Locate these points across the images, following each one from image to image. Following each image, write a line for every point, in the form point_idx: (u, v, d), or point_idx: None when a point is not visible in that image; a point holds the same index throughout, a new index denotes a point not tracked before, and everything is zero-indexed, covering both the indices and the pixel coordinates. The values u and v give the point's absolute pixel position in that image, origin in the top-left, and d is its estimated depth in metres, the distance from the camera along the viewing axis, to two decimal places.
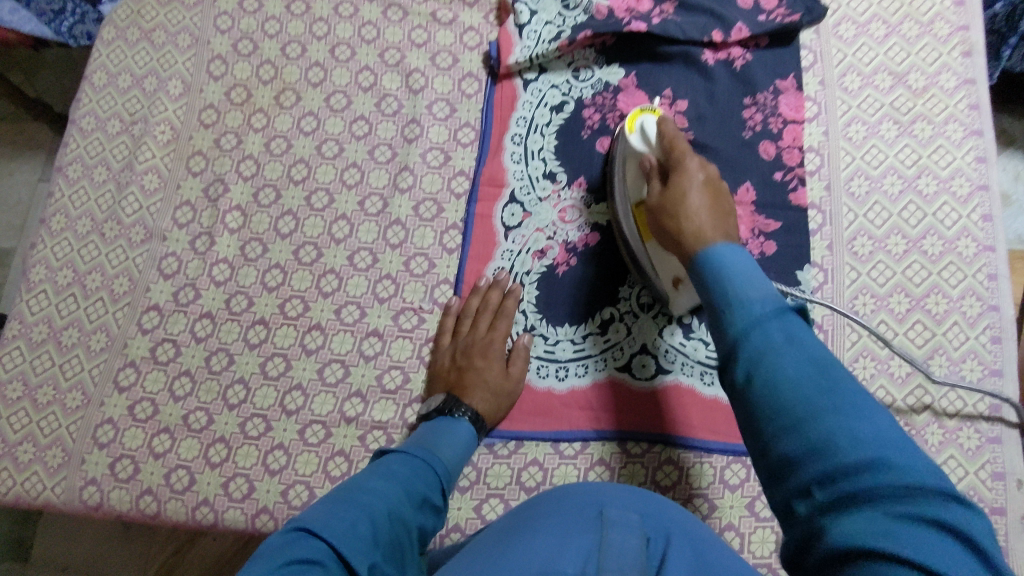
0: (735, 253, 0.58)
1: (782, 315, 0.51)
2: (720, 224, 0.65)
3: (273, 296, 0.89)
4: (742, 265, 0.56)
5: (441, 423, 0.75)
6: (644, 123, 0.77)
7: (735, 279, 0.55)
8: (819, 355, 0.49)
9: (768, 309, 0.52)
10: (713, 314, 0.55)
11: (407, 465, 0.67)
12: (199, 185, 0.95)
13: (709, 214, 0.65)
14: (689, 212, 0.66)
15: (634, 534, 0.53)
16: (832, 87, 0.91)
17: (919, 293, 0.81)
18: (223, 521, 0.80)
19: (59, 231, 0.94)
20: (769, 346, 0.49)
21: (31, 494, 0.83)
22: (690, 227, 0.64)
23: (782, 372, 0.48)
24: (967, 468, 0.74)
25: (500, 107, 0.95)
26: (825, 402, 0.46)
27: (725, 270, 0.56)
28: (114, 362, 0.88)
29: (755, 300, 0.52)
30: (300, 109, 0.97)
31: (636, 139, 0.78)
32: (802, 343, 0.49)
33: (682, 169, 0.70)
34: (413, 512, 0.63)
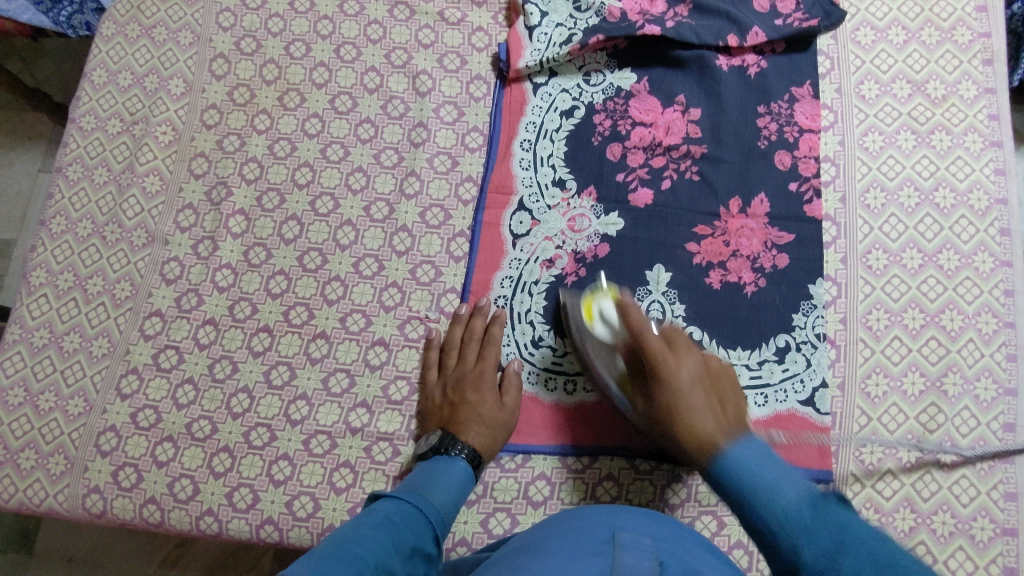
0: (752, 442, 0.64)
1: (819, 519, 0.55)
2: (713, 401, 0.69)
3: (277, 303, 0.88)
4: (760, 459, 0.62)
5: (435, 463, 0.73)
6: (604, 310, 0.78)
7: (770, 477, 0.60)
8: (883, 550, 0.52)
9: (808, 519, 0.56)
10: (746, 516, 0.59)
11: (399, 513, 0.65)
12: (202, 187, 0.94)
13: (705, 393, 0.70)
14: (691, 409, 0.68)
15: (646, 555, 0.54)
16: (849, 95, 0.89)
17: (934, 309, 0.80)
18: (227, 531, 0.79)
19: (59, 233, 0.92)
20: (797, 530, 0.55)
21: (33, 501, 0.82)
22: (692, 429, 0.67)
23: (833, 555, 0.52)
24: (979, 488, 0.74)
25: (509, 111, 0.93)
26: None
27: (753, 477, 0.60)
28: (116, 369, 0.87)
29: (795, 509, 0.57)
30: (304, 110, 0.95)
31: (602, 331, 0.78)
32: (845, 534, 0.54)
33: (664, 375, 0.70)
34: (401, 565, 0.61)
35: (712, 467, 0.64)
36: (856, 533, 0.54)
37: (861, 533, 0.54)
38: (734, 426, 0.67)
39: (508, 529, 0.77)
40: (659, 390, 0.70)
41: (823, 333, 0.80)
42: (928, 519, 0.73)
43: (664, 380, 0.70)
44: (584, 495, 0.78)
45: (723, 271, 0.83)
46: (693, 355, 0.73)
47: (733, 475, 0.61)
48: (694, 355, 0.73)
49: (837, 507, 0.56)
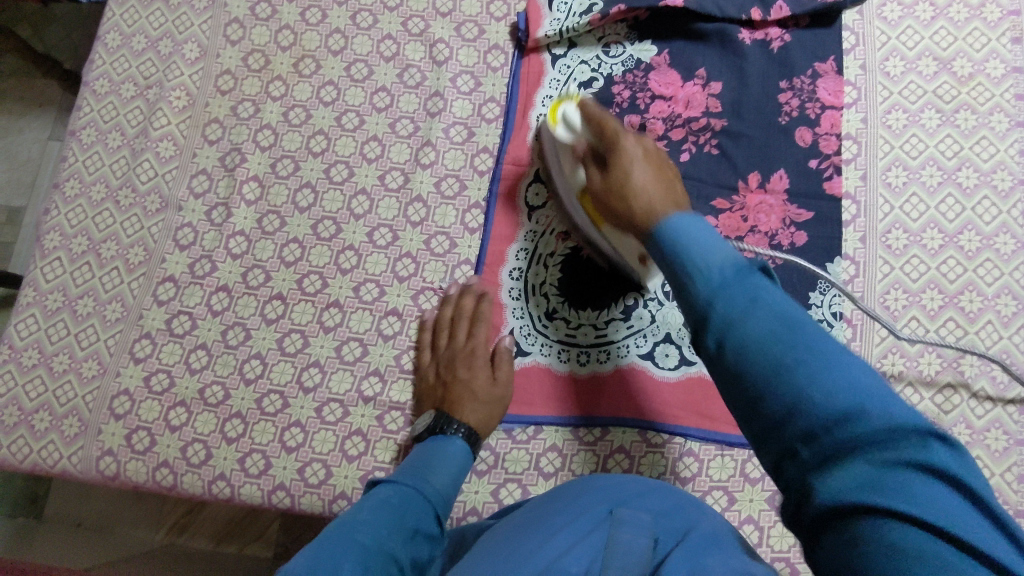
0: (691, 221, 0.54)
1: (738, 279, 0.48)
2: (659, 175, 0.64)
3: (291, 271, 0.87)
4: (691, 224, 0.54)
5: (432, 442, 0.74)
6: (566, 113, 0.73)
7: (697, 242, 0.52)
8: (796, 327, 0.45)
9: (726, 276, 0.49)
10: (675, 271, 0.52)
11: (398, 495, 0.66)
12: (216, 153, 0.93)
13: (648, 167, 0.65)
14: (633, 186, 0.63)
15: (643, 533, 0.53)
16: (874, 72, 0.87)
17: (953, 290, 0.79)
18: (239, 496, 0.80)
19: (73, 196, 0.92)
20: (732, 309, 0.47)
21: (47, 462, 0.83)
22: (641, 204, 0.61)
23: (744, 312, 0.46)
24: (993, 469, 0.73)
25: (526, 82, 0.92)
26: (791, 356, 0.44)
27: (686, 246, 0.52)
28: (130, 333, 0.87)
29: (714, 267, 0.49)
30: (319, 78, 0.94)
31: (562, 133, 0.74)
32: (760, 296, 0.47)
33: (618, 156, 0.66)
34: (402, 547, 0.62)
35: (653, 237, 0.56)
36: (769, 299, 0.47)
37: (782, 311, 0.47)
38: (676, 203, 0.60)
39: (518, 500, 0.78)
40: (613, 164, 0.66)
41: (840, 311, 0.79)
42: None
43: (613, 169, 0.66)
44: (595, 468, 0.78)
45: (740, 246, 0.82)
46: (640, 145, 0.67)
47: (670, 237, 0.54)
48: (648, 142, 0.68)
49: (754, 274, 0.49)
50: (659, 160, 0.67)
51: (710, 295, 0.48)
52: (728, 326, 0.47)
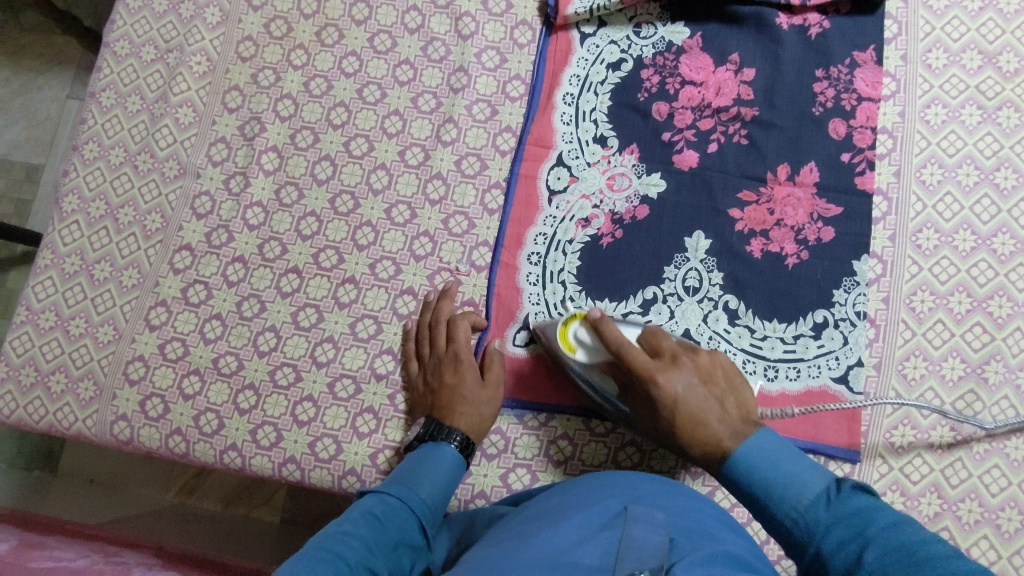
0: (762, 433, 0.61)
1: (839, 513, 0.53)
2: (714, 399, 0.65)
3: (307, 245, 0.87)
4: (774, 450, 0.59)
5: (423, 450, 0.72)
6: (578, 336, 0.73)
7: (776, 464, 0.58)
8: (905, 544, 0.50)
9: (823, 518, 0.54)
10: (747, 498, 0.59)
11: (385, 508, 0.64)
12: (235, 122, 0.92)
13: (705, 396, 0.65)
14: (695, 419, 0.64)
15: (657, 531, 0.53)
16: (915, 64, 0.84)
17: (982, 294, 0.77)
18: (250, 467, 0.81)
19: (91, 159, 0.91)
20: (751, 460, 0.59)
21: (63, 424, 0.84)
22: (707, 441, 0.63)
23: (856, 554, 0.51)
24: (1010, 478, 0.73)
25: (553, 61, 0.89)
26: (802, 489, 0.56)
27: (775, 469, 0.57)
28: (146, 300, 0.87)
29: (808, 501, 0.55)
30: (342, 48, 0.92)
31: (581, 357, 0.73)
32: (867, 526, 0.52)
33: (658, 394, 0.65)
34: (385, 562, 0.60)
35: (721, 459, 0.61)
36: (876, 522, 0.52)
37: (880, 523, 0.52)
38: (744, 424, 0.63)
39: (527, 485, 0.78)
40: (659, 410, 0.66)
41: (863, 311, 0.78)
42: (955, 505, 0.72)
43: (660, 396, 0.65)
44: (606, 458, 0.79)
45: (765, 239, 0.80)
46: (683, 368, 0.67)
47: (744, 471, 0.59)
48: (687, 364, 0.67)
49: (856, 494, 0.54)
50: (709, 372, 0.68)
51: (810, 531, 0.54)
52: (834, 558, 0.52)
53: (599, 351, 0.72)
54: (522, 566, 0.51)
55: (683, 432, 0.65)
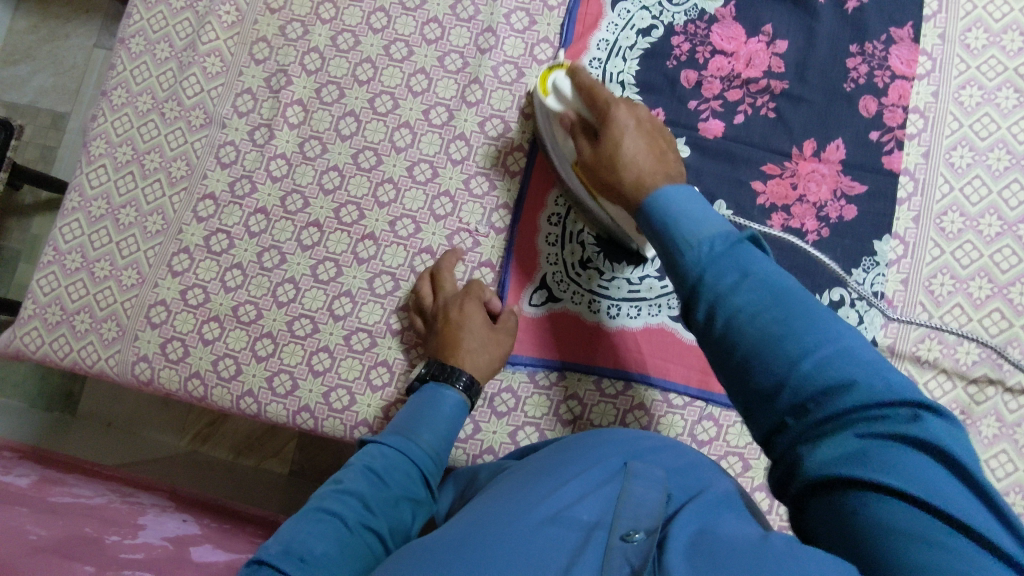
0: (681, 188, 0.60)
1: (728, 253, 0.53)
2: (652, 142, 0.68)
3: (329, 199, 0.87)
4: (689, 200, 0.58)
5: (423, 398, 0.71)
6: (556, 82, 0.75)
7: (698, 219, 0.56)
8: (781, 288, 0.52)
9: (715, 252, 0.54)
10: (665, 243, 0.57)
11: (384, 461, 0.64)
12: (262, 73, 0.92)
13: (641, 139, 0.68)
14: (627, 158, 0.66)
15: (656, 487, 0.54)
16: (953, 43, 0.82)
17: (1004, 280, 0.77)
18: (266, 412, 0.83)
19: (120, 105, 0.92)
20: (721, 287, 0.52)
21: (87, 362, 0.86)
22: (632, 177, 0.65)
23: (733, 287, 0.52)
24: (1017, 464, 0.73)
25: (583, 23, 0.88)
26: (783, 321, 0.49)
27: (685, 211, 0.57)
28: (169, 246, 0.88)
29: (708, 238, 0.55)
30: (370, 3, 0.92)
31: (552, 102, 0.75)
32: (795, 315, 0.50)
33: (613, 122, 0.69)
34: (385, 514, 0.61)
35: (643, 206, 0.61)
36: (762, 269, 0.52)
37: (764, 268, 0.52)
38: (667, 171, 0.65)
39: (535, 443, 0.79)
40: (604, 143, 0.69)
41: (881, 291, 0.77)
42: None
43: (611, 123, 0.69)
44: (614, 420, 0.80)
45: (786, 215, 0.80)
46: (635, 113, 0.70)
47: (661, 212, 0.58)
48: (642, 112, 0.71)
49: (746, 246, 0.54)
50: (652, 127, 0.70)
51: (702, 267, 0.53)
52: (724, 302, 0.51)
53: (572, 98, 0.73)
54: (519, 518, 0.52)
55: (627, 185, 0.65)
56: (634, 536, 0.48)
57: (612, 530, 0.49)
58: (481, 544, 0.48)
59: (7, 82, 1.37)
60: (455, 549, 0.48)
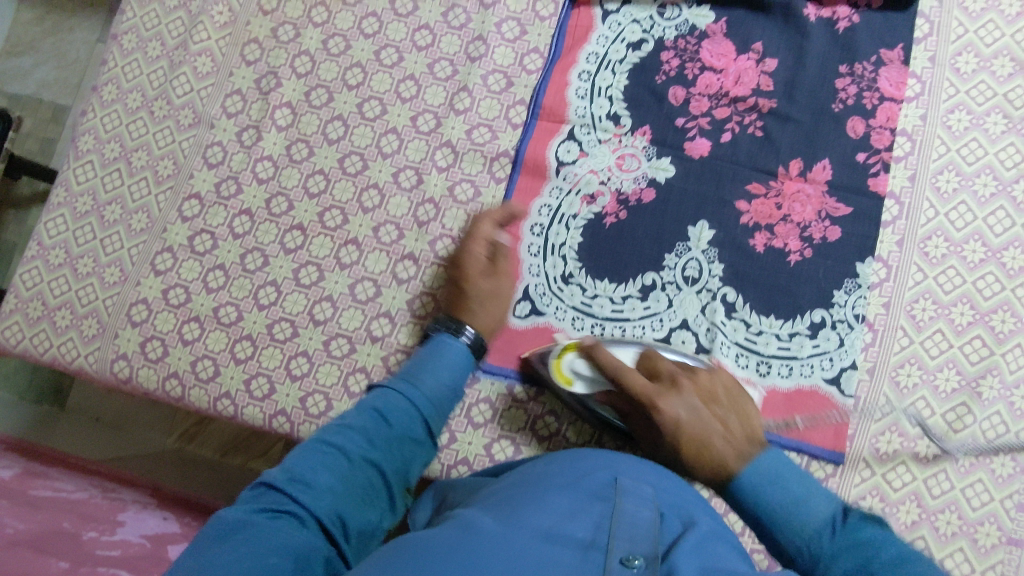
0: (763, 459, 0.65)
1: (845, 544, 0.57)
2: (715, 420, 0.68)
3: (314, 203, 0.87)
4: (776, 467, 0.64)
5: (432, 347, 0.75)
6: (574, 366, 0.76)
7: (793, 493, 0.62)
8: (893, 553, 0.55)
9: (829, 547, 0.58)
10: (769, 541, 0.62)
11: (387, 403, 0.68)
12: (252, 75, 0.92)
13: (709, 419, 0.68)
14: (702, 435, 0.67)
15: (647, 507, 0.56)
16: (943, 66, 0.82)
17: (985, 308, 0.76)
18: (241, 415, 0.82)
19: (110, 102, 0.92)
20: (775, 490, 0.63)
21: (66, 358, 0.86)
22: (717, 461, 0.66)
23: (832, 564, 0.57)
24: (993, 494, 0.72)
25: (573, 36, 0.89)
26: (846, 538, 0.58)
27: (767, 479, 0.63)
28: (153, 245, 0.88)
29: (812, 504, 0.61)
30: (363, 8, 0.92)
31: (579, 388, 0.76)
32: (872, 553, 0.56)
33: (660, 417, 0.69)
34: (386, 452, 0.65)
35: (723, 486, 0.65)
36: (853, 530, 0.58)
37: (866, 533, 0.57)
38: (749, 445, 0.66)
39: (510, 457, 0.78)
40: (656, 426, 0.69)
41: (862, 314, 0.77)
42: (933, 516, 0.72)
43: (660, 417, 0.69)
44: (590, 436, 0.79)
45: (769, 234, 0.80)
46: (685, 393, 0.70)
47: (751, 483, 0.64)
48: (687, 387, 0.70)
49: (862, 525, 0.58)
50: (709, 394, 0.70)
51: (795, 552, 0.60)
52: (799, 559, 0.59)
53: (600, 380, 0.75)
54: (517, 531, 0.51)
55: (695, 460, 0.67)
56: (633, 563, 0.49)
57: (610, 553, 0.50)
58: (481, 551, 0.48)
59: (10, 74, 1.38)
60: (455, 550, 0.48)
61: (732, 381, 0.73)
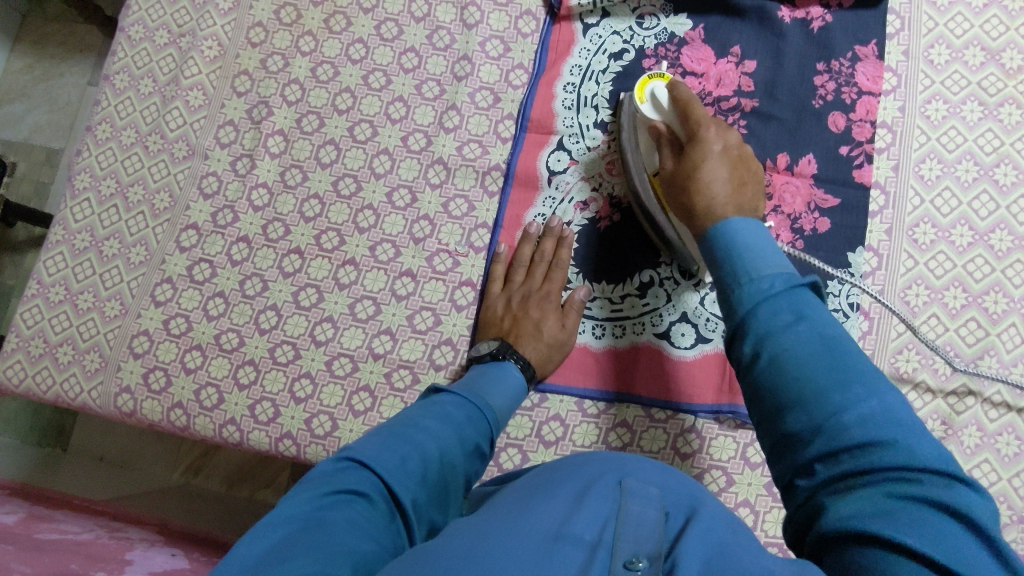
0: (754, 223, 0.60)
1: (795, 300, 0.53)
2: (734, 177, 0.68)
3: (310, 227, 0.88)
4: (759, 237, 0.58)
5: (493, 366, 0.75)
6: (655, 90, 0.75)
7: (756, 249, 0.57)
8: (829, 336, 0.51)
9: (786, 313, 0.53)
10: (730, 295, 0.56)
11: (462, 409, 0.68)
12: (244, 105, 0.94)
13: (728, 173, 0.67)
14: (708, 182, 0.66)
15: (653, 506, 0.55)
16: (917, 59, 0.84)
17: (978, 290, 0.77)
18: (247, 441, 0.82)
19: (104, 139, 0.94)
20: (751, 255, 0.57)
21: (70, 395, 0.86)
22: (704, 203, 0.65)
23: (788, 327, 0.52)
24: (1000, 474, 0.72)
25: (555, 50, 0.90)
26: (827, 355, 0.49)
27: (759, 259, 0.56)
28: (152, 277, 0.89)
29: (767, 274, 0.55)
30: (349, 35, 0.94)
31: (647, 108, 0.76)
32: (815, 325, 0.52)
33: (694, 152, 0.69)
34: (462, 459, 0.64)
35: (711, 232, 0.61)
36: (818, 320, 0.52)
37: (824, 318, 0.52)
38: (742, 208, 0.65)
39: (518, 465, 0.78)
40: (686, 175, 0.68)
41: (857, 302, 0.78)
42: None
43: (693, 151, 0.69)
44: (596, 439, 0.78)
45: None
46: (722, 138, 0.70)
47: (726, 242, 0.59)
48: (729, 134, 0.70)
49: (808, 295, 0.54)
50: (738, 154, 0.70)
51: (760, 334, 0.52)
52: (767, 325, 0.52)
53: (665, 113, 0.74)
54: (524, 534, 0.51)
55: (687, 187, 0.68)
56: (637, 565, 0.47)
57: (615, 556, 0.49)
58: (490, 560, 0.48)
59: (3, 120, 1.39)
60: (465, 560, 0.48)
61: (746, 152, 0.71)
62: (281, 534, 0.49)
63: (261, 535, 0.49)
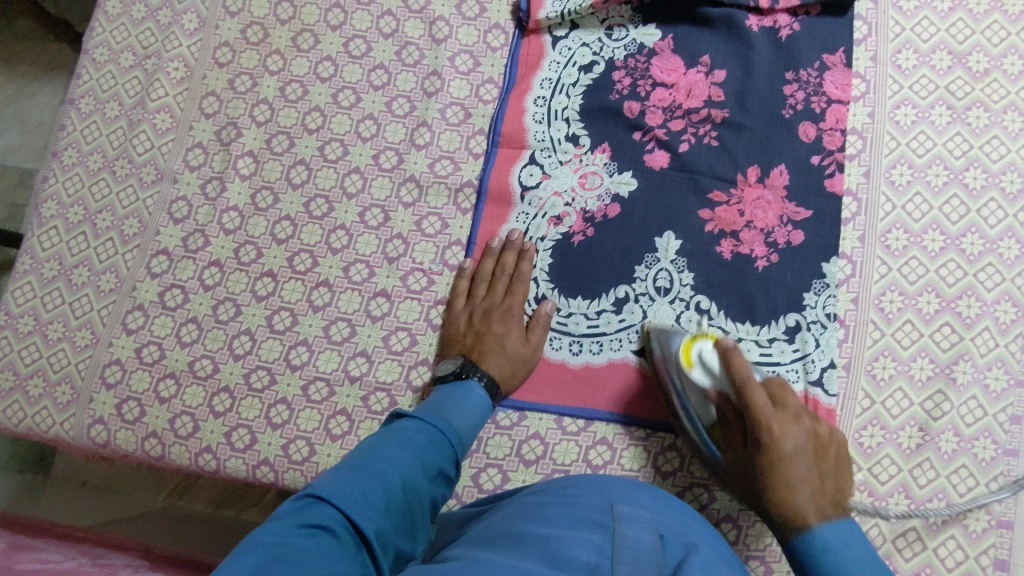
0: (845, 528, 0.63)
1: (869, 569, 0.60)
2: (817, 474, 0.66)
3: (282, 249, 0.87)
4: (851, 547, 0.62)
5: (454, 387, 0.75)
6: (703, 355, 0.73)
7: (845, 551, 0.61)
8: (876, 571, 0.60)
9: (858, 568, 0.60)
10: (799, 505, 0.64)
11: (425, 434, 0.67)
12: (212, 127, 0.93)
13: (810, 464, 0.66)
14: (791, 483, 0.64)
15: (646, 530, 0.55)
16: (885, 64, 0.84)
17: (951, 294, 0.77)
18: (224, 469, 0.81)
19: (71, 165, 0.92)
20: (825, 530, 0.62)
21: (41, 428, 0.84)
22: (785, 477, 0.65)
23: (847, 568, 0.60)
24: (978, 479, 0.73)
25: (525, 64, 0.90)
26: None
27: (839, 570, 0.60)
28: (123, 305, 0.88)
29: (850, 565, 0.60)
30: (317, 53, 0.93)
31: (698, 376, 0.73)
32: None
33: (776, 447, 0.66)
34: (426, 484, 0.64)
35: (796, 539, 0.63)
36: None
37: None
38: (831, 509, 0.64)
39: (498, 485, 0.77)
40: (761, 445, 0.66)
41: (833, 312, 0.78)
42: (922, 506, 0.72)
43: (769, 442, 0.66)
44: (577, 456, 0.77)
45: (735, 241, 0.81)
46: (802, 425, 0.67)
47: (817, 542, 0.62)
48: (801, 428, 0.67)
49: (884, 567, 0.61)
50: (822, 443, 0.68)
51: (825, 544, 0.62)
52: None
53: (723, 386, 0.72)
54: (520, 559, 0.51)
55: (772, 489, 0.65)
56: None
57: None
58: None
59: None
60: None
61: (828, 428, 0.69)
62: (249, 569, 0.48)
63: (228, 571, 0.47)
